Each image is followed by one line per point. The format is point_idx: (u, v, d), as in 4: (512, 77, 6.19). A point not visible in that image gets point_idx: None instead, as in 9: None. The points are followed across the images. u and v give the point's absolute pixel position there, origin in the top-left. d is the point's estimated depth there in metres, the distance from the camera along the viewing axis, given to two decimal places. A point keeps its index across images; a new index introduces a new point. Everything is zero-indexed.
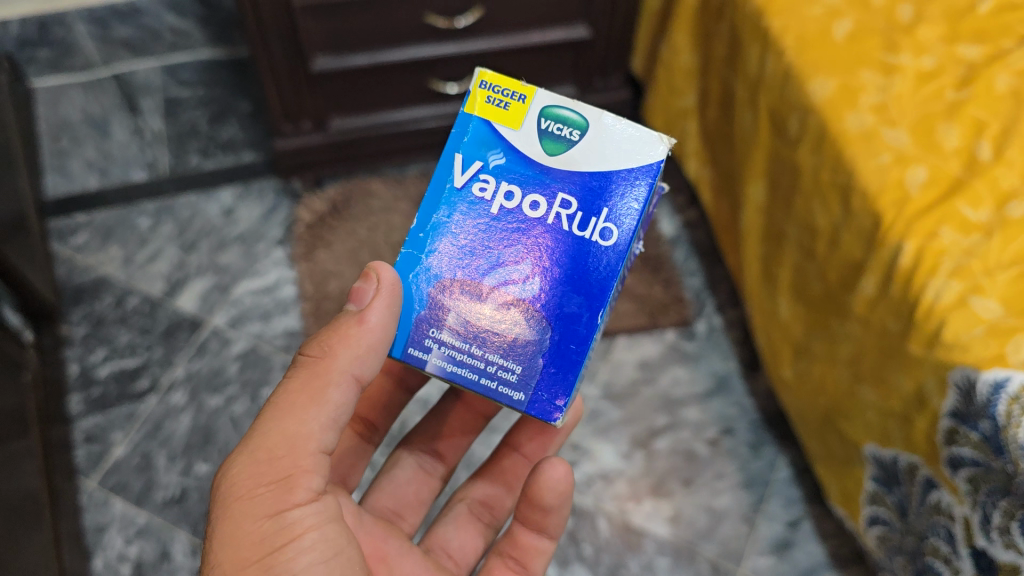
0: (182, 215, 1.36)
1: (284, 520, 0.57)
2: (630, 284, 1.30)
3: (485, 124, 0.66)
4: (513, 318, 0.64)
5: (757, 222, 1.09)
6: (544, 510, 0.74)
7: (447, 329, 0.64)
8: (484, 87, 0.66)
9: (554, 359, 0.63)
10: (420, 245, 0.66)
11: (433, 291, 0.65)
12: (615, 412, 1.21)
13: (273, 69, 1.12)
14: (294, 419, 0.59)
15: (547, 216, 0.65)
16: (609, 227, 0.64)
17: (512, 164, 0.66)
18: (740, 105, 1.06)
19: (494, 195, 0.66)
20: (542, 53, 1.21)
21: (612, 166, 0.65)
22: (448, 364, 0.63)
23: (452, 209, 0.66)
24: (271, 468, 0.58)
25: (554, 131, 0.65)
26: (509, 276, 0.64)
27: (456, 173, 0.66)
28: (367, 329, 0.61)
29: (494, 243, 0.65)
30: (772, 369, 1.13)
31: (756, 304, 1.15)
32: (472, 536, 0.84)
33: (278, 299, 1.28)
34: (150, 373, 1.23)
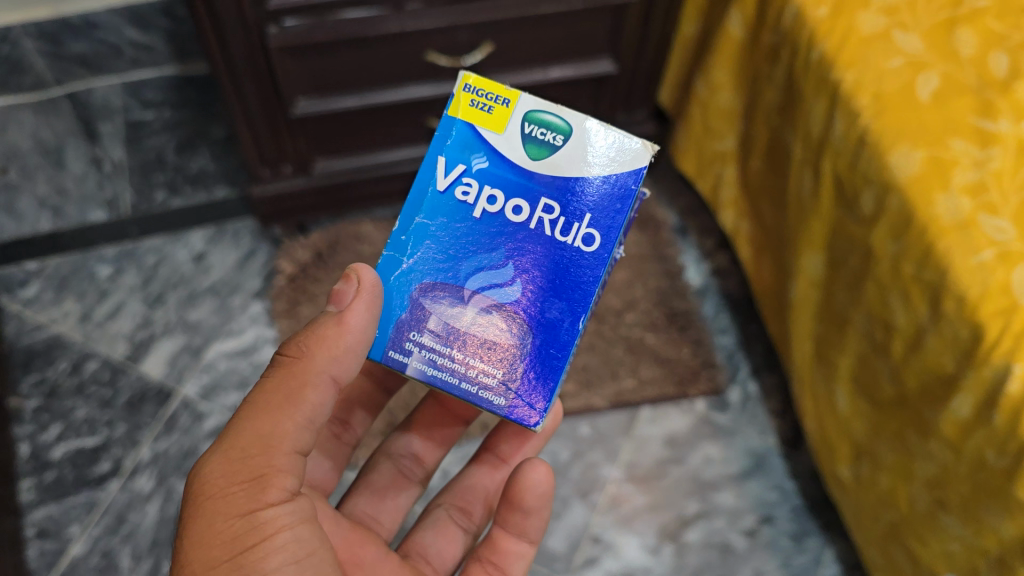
0: (147, 261, 1.20)
1: (256, 520, 0.52)
2: (655, 345, 1.15)
3: (468, 126, 0.62)
4: (494, 322, 0.61)
5: (812, 298, 0.94)
6: (524, 510, 0.67)
7: (427, 332, 0.61)
8: (466, 89, 0.62)
9: (535, 363, 0.60)
10: (400, 250, 0.62)
11: (415, 294, 0.62)
12: (640, 498, 1.07)
13: (247, 112, 0.96)
14: (268, 418, 0.54)
15: (530, 221, 0.61)
16: (592, 233, 0.61)
17: (496, 168, 0.61)
18: (797, 167, 0.91)
19: (476, 199, 0.62)
20: (561, 90, 1.05)
21: (598, 168, 0.61)
22: (426, 369, 0.60)
23: (430, 214, 0.62)
24: (243, 466, 0.53)
25: (534, 134, 0.61)
26: (494, 279, 0.61)
27: (438, 177, 0.62)
28: (346, 332, 0.56)
29: (477, 247, 0.61)
30: (826, 462, 0.99)
31: (807, 387, 1.00)
32: (448, 540, 0.74)
33: (255, 363, 1.13)
34: (112, 453, 1.07)
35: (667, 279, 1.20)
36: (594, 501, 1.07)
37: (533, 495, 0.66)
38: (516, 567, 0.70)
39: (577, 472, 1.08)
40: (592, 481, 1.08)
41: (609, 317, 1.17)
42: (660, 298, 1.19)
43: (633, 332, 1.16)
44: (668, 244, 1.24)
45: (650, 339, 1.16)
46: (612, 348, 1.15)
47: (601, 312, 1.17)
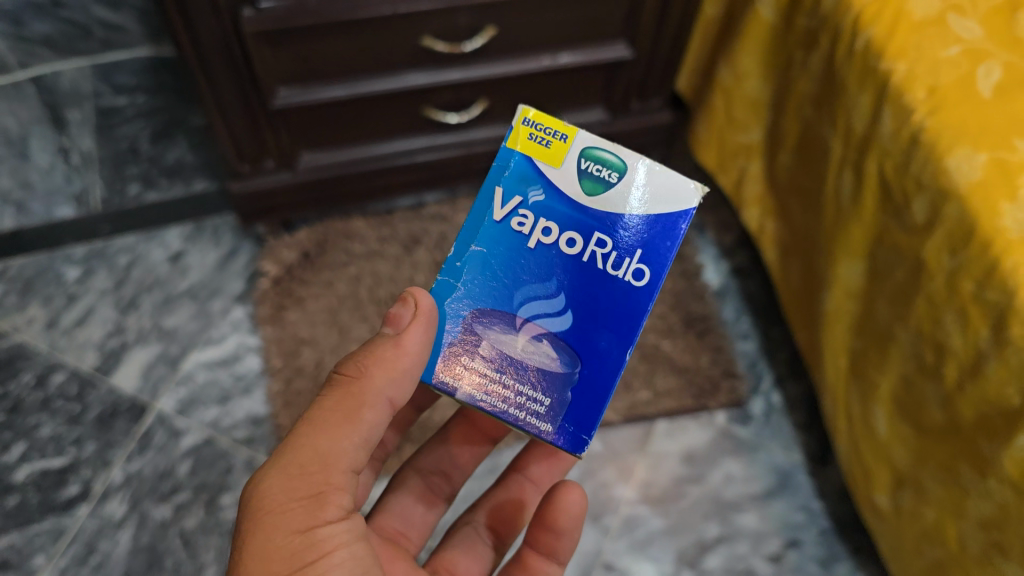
0: (119, 262, 1.11)
1: (314, 537, 0.49)
2: (671, 352, 1.07)
3: (526, 159, 0.57)
4: (546, 351, 0.56)
5: (851, 310, 0.85)
6: (559, 530, 0.62)
7: (480, 357, 0.57)
8: (525, 121, 0.57)
9: (586, 394, 0.56)
10: (453, 278, 0.57)
11: (470, 318, 0.57)
12: (656, 521, 0.99)
13: (222, 105, 0.87)
14: (325, 435, 0.51)
15: (584, 254, 0.56)
16: (645, 269, 0.56)
17: (553, 203, 0.56)
18: (838, 166, 0.81)
19: (531, 229, 0.57)
20: (568, 75, 0.97)
21: (656, 208, 0.56)
22: (475, 396, 0.56)
23: (484, 245, 0.57)
24: (303, 482, 0.50)
25: (595, 172, 0.56)
26: (548, 308, 0.56)
27: (494, 208, 0.57)
28: (404, 356, 0.53)
29: (529, 280, 0.56)
30: (860, 487, 0.91)
31: (840, 405, 0.91)
32: (476, 557, 0.68)
33: (237, 374, 1.04)
34: (80, 474, 0.99)
35: (683, 279, 1.12)
36: (607, 524, 0.98)
37: (567, 516, 0.61)
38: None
39: (588, 492, 1.00)
40: (604, 503, 0.99)
41: None
42: (676, 302, 1.10)
43: (648, 338, 1.08)
44: (685, 240, 1.16)
45: (666, 346, 1.07)
46: (625, 356, 1.06)
47: None
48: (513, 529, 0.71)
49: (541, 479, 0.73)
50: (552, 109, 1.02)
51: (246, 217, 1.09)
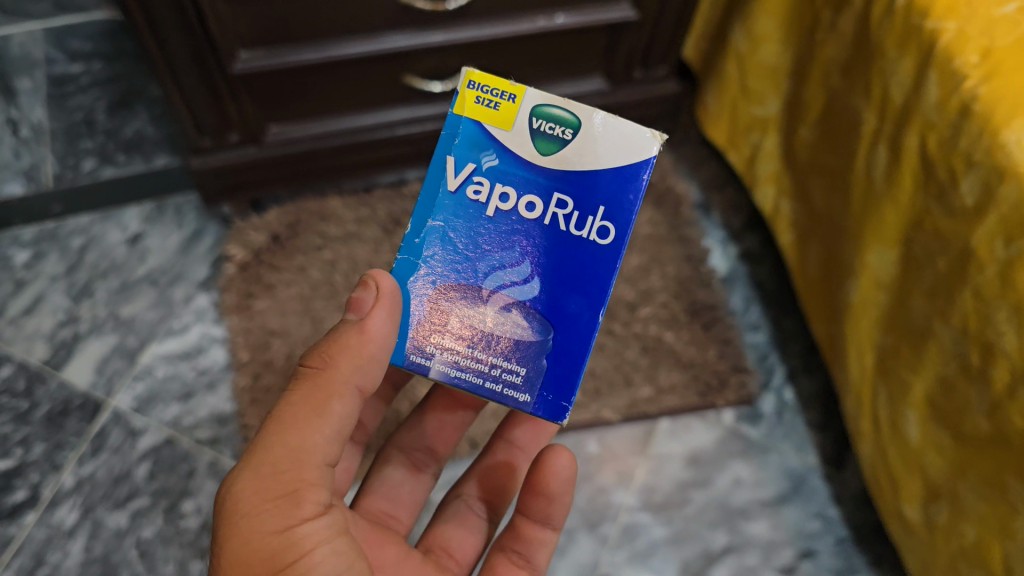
0: (71, 245, 1.01)
1: (292, 538, 0.45)
2: (676, 345, 0.98)
3: (475, 124, 0.53)
4: (516, 321, 0.53)
5: (882, 302, 0.77)
6: (549, 497, 0.58)
7: (450, 334, 0.53)
8: (470, 84, 0.54)
9: (561, 360, 0.53)
10: (413, 256, 0.54)
11: (435, 295, 0.54)
12: (659, 529, 0.90)
13: (173, 68, 0.78)
14: (294, 430, 0.47)
15: (544, 217, 0.53)
16: (610, 226, 0.53)
17: (509, 167, 0.53)
18: (872, 141, 0.73)
19: (489, 198, 0.53)
20: (564, 39, 0.88)
21: (614, 159, 0.53)
22: (450, 374, 0.53)
23: (444, 219, 0.54)
24: (276, 481, 0.46)
25: (548, 131, 0.53)
26: (513, 276, 0.53)
27: (447, 178, 0.54)
28: (369, 341, 0.49)
29: (490, 250, 0.53)
30: (886, 498, 0.82)
31: (863, 406, 0.83)
32: (469, 534, 0.66)
33: (201, 369, 0.95)
34: (28, 478, 0.89)
35: (688, 265, 1.03)
36: (605, 533, 0.90)
37: (557, 482, 0.58)
38: (541, 557, 0.61)
39: (584, 499, 0.91)
40: (602, 510, 0.91)
41: (622, 312, 1.00)
42: (680, 290, 1.02)
43: (649, 329, 0.99)
44: (689, 223, 1.07)
45: (670, 338, 0.99)
46: (625, 349, 0.98)
47: (612, 305, 1.00)
48: (505, 497, 0.68)
49: (528, 444, 0.69)
50: (546, 79, 0.93)
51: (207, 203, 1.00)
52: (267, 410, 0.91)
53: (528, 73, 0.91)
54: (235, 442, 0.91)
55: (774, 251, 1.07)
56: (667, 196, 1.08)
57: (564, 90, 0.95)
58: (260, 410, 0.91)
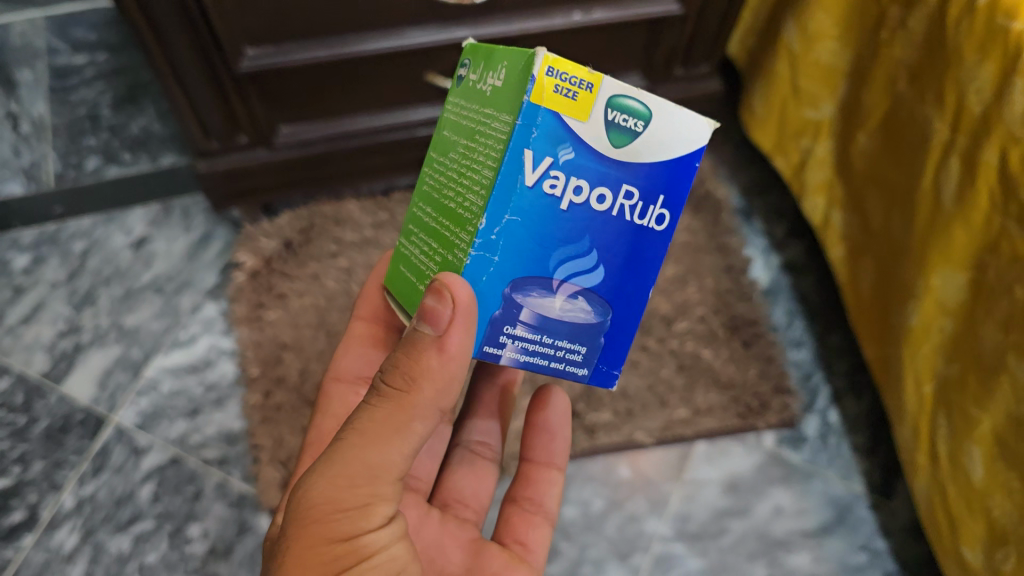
0: (73, 249, 0.96)
1: (357, 548, 0.40)
2: (714, 363, 0.92)
3: (554, 116, 0.40)
4: (582, 305, 0.45)
5: (946, 327, 0.70)
6: (551, 431, 0.63)
7: (520, 322, 0.44)
8: (548, 69, 0.39)
9: (617, 334, 0.47)
10: (486, 255, 0.41)
11: (506, 291, 0.43)
12: (694, 561, 0.83)
13: (174, 64, 0.72)
14: (376, 446, 0.41)
15: (613, 210, 0.43)
16: (670, 213, 0.44)
17: (586, 159, 0.41)
18: (945, 153, 0.66)
19: (563, 191, 0.41)
20: (599, 35, 0.81)
21: (677, 148, 0.43)
22: (517, 358, 0.46)
23: (516, 215, 0.41)
24: (351, 491, 0.40)
25: (620, 123, 0.41)
26: (585, 263, 0.44)
27: (523, 173, 0.40)
28: (450, 362, 0.42)
29: (561, 244, 0.43)
30: (945, 539, 0.73)
31: (919, 440, 0.74)
32: (480, 480, 0.65)
33: (209, 383, 0.89)
34: (25, 499, 0.83)
35: (728, 276, 0.97)
36: (637, 564, 0.82)
37: (555, 415, 0.63)
38: (552, 499, 0.62)
39: (615, 528, 0.84)
40: (634, 540, 0.84)
41: (657, 327, 0.94)
42: (719, 303, 0.96)
43: (686, 345, 0.93)
44: (730, 229, 1.01)
45: (709, 356, 0.92)
46: (661, 366, 0.92)
47: (646, 318, 0.94)
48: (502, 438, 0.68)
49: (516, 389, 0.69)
50: None
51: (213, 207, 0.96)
52: (277, 428, 0.85)
53: None
54: (243, 463, 0.85)
55: (819, 262, 1.01)
56: (706, 202, 1.03)
57: None
58: (270, 429, 0.85)
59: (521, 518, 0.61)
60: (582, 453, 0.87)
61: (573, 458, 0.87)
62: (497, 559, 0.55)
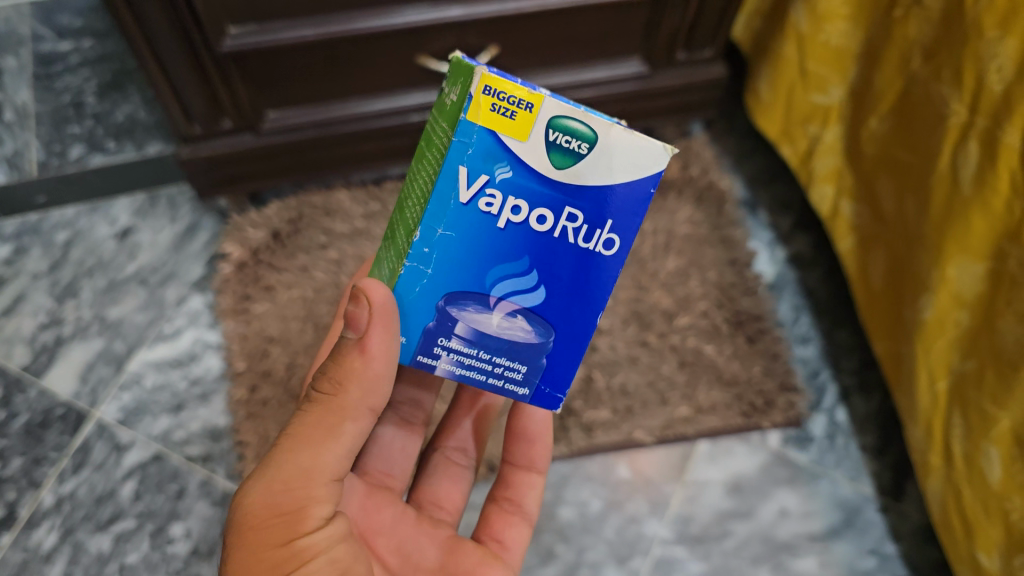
0: (56, 239, 0.93)
1: (296, 551, 0.42)
2: (717, 359, 0.89)
3: (490, 134, 0.42)
4: (520, 324, 0.47)
5: (961, 320, 0.66)
6: (530, 438, 0.59)
7: (454, 335, 0.47)
8: (485, 88, 0.41)
9: (558, 357, 0.48)
10: (418, 266, 0.45)
11: (439, 303, 0.46)
12: (695, 565, 0.80)
13: (154, 44, 0.69)
14: (308, 450, 0.43)
15: (555, 231, 0.45)
16: (618, 239, 0.45)
17: (526, 179, 0.43)
18: (962, 137, 0.63)
19: (500, 209, 0.44)
20: (599, 16, 0.78)
21: (626, 174, 0.43)
22: (454, 369, 0.49)
23: (450, 230, 0.44)
24: (285, 494, 0.43)
25: (563, 145, 0.42)
26: (521, 283, 0.46)
27: (457, 190, 0.43)
28: (373, 363, 0.44)
29: (497, 261, 0.45)
30: (959, 545, 0.69)
31: (933, 439, 0.71)
32: (456, 484, 0.62)
33: (193, 378, 0.86)
34: (2, 497, 0.80)
35: (732, 270, 0.94)
36: (636, 568, 0.79)
37: (533, 423, 0.59)
38: (533, 501, 0.59)
39: (613, 530, 0.81)
40: (632, 543, 0.80)
41: (658, 322, 0.90)
42: (723, 297, 0.92)
43: (688, 341, 0.89)
44: (735, 221, 0.98)
45: (711, 352, 0.89)
46: (662, 363, 0.88)
47: (647, 312, 0.91)
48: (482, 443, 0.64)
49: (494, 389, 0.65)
50: (578, 63, 0.84)
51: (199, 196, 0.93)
52: (264, 424, 0.82)
53: (555, 52, 0.81)
54: (229, 461, 0.82)
55: (826, 255, 0.97)
56: (709, 192, 0.99)
57: (597, 75, 0.85)
58: (256, 426, 0.82)
59: (499, 518, 0.58)
60: (580, 452, 0.84)
61: (570, 457, 0.84)
62: (471, 557, 0.52)
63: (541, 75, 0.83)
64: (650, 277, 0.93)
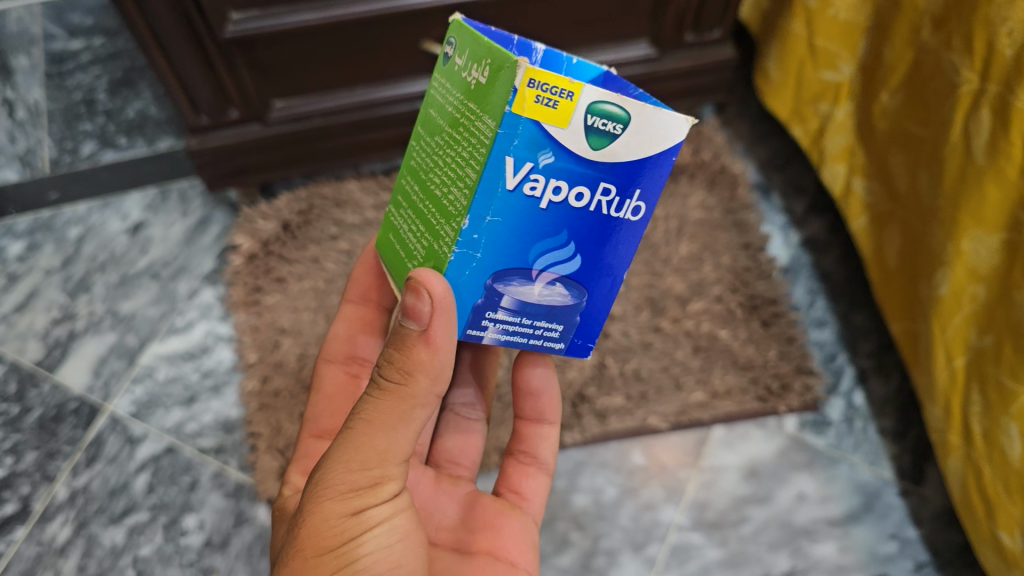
0: (69, 235, 0.94)
1: (365, 522, 0.42)
2: (732, 343, 0.88)
3: (535, 124, 0.38)
4: (560, 291, 0.45)
5: (977, 294, 0.65)
6: (534, 396, 0.59)
7: (500, 308, 0.45)
8: (530, 81, 0.36)
9: (591, 312, 0.47)
10: (468, 254, 0.41)
11: (488, 283, 0.43)
12: (712, 551, 0.79)
13: (157, 32, 0.69)
14: (383, 434, 0.42)
15: (590, 206, 0.42)
16: (645, 206, 0.43)
17: (567, 162, 0.40)
18: (975, 106, 0.62)
19: (543, 192, 0.41)
20: None
21: (656, 147, 0.41)
22: (500, 336, 0.47)
23: (498, 216, 0.40)
24: (360, 472, 0.41)
25: (599, 127, 0.39)
26: (561, 254, 0.43)
27: (504, 178, 0.39)
28: (440, 352, 0.42)
29: (538, 238, 0.42)
30: (981, 525, 0.67)
31: (952, 418, 0.69)
32: (472, 438, 0.64)
33: (205, 370, 0.86)
34: (17, 490, 0.80)
35: (746, 254, 0.93)
36: (652, 555, 0.78)
37: (535, 381, 0.58)
38: (547, 452, 0.60)
39: (629, 517, 0.80)
40: (649, 530, 0.79)
41: (671, 307, 0.90)
42: (737, 282, 0.91)
43: (702, 326, 0.88)
44: (748, 205, 0.97)
45: (726, 336, 0.88)
46: (675, 348, 0.87)
47: (660, 298, 0.90)
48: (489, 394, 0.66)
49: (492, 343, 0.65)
50: (585, 47, 0.84)
51: (209, 189, 0.94)
52: (276, 414, 0.82)
53: (562, 34, 0.81)
54: (241, 452, 0.81)
55: (842, 238, 0.96)
56: (721, 176, 0.99)
57: (605, 59, 0.85)
58: (267, 416, 0.82)
59: (515, 471, 0.60)
60: (593, 439, 0.83)
61: (584, 444, 0.83)
62: (488, 509, 0.54)
63: None
64: (662, 263, 0.92)
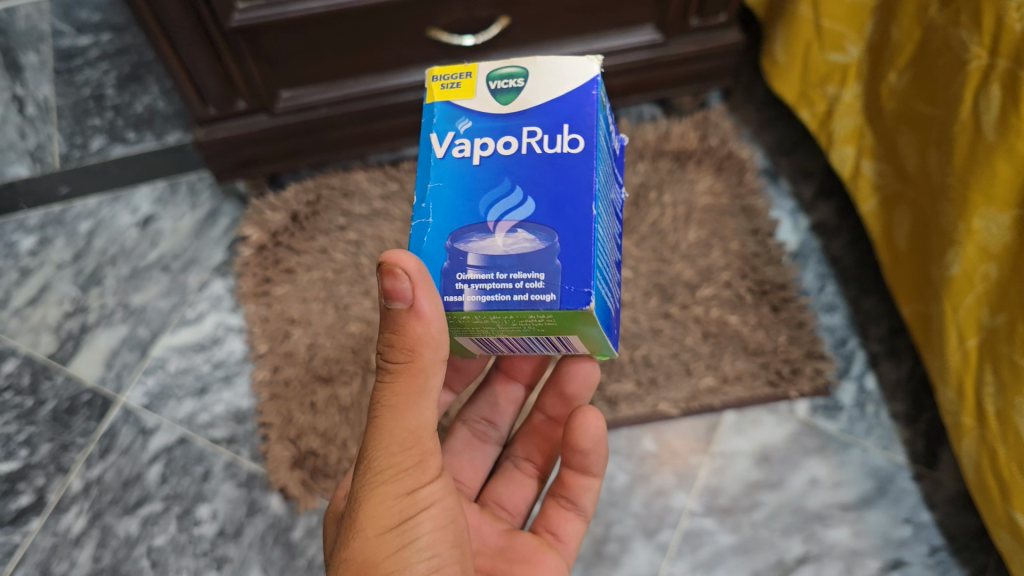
0: (80, 229, 0.95)
1: (419, 501, 0.43)
2: (742, 329, 0.87)
3: (446, 104, 0.49)
4: (525, 238, 0.45)
5: (992, 272, 0.64)
6: (585, 450, 0.56)
7: (468, 266, 0.45)
8: (431, 76, 0.50)
9: (572, 254, 0.45)
10: (422, 219, 0.46)
11: (448, 244, 0.46)
12: (724, 537, 0.79)
13: (165, 23, 0.69)
14: (409, 412, 0.43)
15: (522, 149, 0.47)
16: (580, 136, 0.47)
17: (484, 122, 0.48)
18: (986, 82, 0.61)
19: (471, 152, 0.48)
20: None
21: (565, 88, 0.48)
22: (481, 302, 0.45)
23: (438, 181, 0.47)
24: (402, 453, 0.43)
25: (504, 87, 0.49)
26: (511, 201, 0.46)
27: (431, 149, 0.48)
28: (433, 322, 0.42)
29: (483, 191, 0.47)
30: (996, 507, 0.67)
31: (966, 400, 0.68)
32: (521, 489, 0.62)
33: (216, 361, 0.86)
34: (32, 482, 0.81)
35: (755, 239, 0.93)
36: (664, 541, 0.79)
37: (586, 437, 0.55)
38: (589, 500, 0.59)
39: (640, 503, 0.80)
40: (661, 516, 0.80)
41: (681, 294, 0.89)
42: (746, 267, 0.91)
43: (711, 312, 0.88)
44: (756, 190, 0.96)
45: (736, 322, 0.87)
46: (685, 335, 0.87)
47: (669, 284, 0.90)
48: (553, 456, 0.63)
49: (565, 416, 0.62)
50: (591, 33, 0.83)
51: (218, 181, 0.94)
52: (288, 404, 0.82)
53: (566, 20, 0.81)
54: (253, 443, 0.82)
55: (851, 222, 0.95)
56: (729, 162, 0.98)
57: (611, 44, 0.85)
58: (278, 406, 0.82)
59: (554, 512, 0.59)
60: None
61: None
62: (527, 543, 0.55)
63: (554, 46, 0.83)
64: (671, 249, 0.92)
